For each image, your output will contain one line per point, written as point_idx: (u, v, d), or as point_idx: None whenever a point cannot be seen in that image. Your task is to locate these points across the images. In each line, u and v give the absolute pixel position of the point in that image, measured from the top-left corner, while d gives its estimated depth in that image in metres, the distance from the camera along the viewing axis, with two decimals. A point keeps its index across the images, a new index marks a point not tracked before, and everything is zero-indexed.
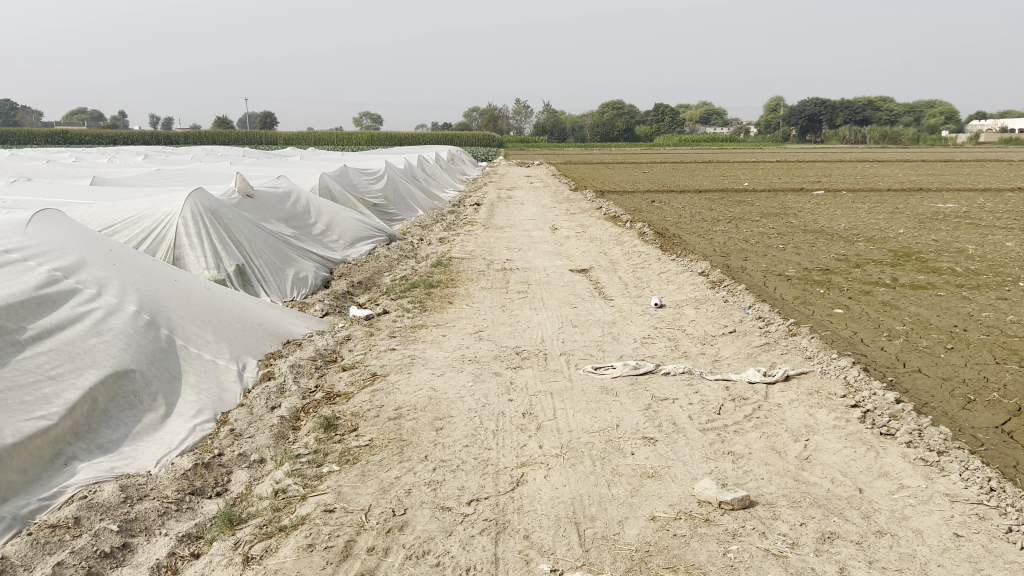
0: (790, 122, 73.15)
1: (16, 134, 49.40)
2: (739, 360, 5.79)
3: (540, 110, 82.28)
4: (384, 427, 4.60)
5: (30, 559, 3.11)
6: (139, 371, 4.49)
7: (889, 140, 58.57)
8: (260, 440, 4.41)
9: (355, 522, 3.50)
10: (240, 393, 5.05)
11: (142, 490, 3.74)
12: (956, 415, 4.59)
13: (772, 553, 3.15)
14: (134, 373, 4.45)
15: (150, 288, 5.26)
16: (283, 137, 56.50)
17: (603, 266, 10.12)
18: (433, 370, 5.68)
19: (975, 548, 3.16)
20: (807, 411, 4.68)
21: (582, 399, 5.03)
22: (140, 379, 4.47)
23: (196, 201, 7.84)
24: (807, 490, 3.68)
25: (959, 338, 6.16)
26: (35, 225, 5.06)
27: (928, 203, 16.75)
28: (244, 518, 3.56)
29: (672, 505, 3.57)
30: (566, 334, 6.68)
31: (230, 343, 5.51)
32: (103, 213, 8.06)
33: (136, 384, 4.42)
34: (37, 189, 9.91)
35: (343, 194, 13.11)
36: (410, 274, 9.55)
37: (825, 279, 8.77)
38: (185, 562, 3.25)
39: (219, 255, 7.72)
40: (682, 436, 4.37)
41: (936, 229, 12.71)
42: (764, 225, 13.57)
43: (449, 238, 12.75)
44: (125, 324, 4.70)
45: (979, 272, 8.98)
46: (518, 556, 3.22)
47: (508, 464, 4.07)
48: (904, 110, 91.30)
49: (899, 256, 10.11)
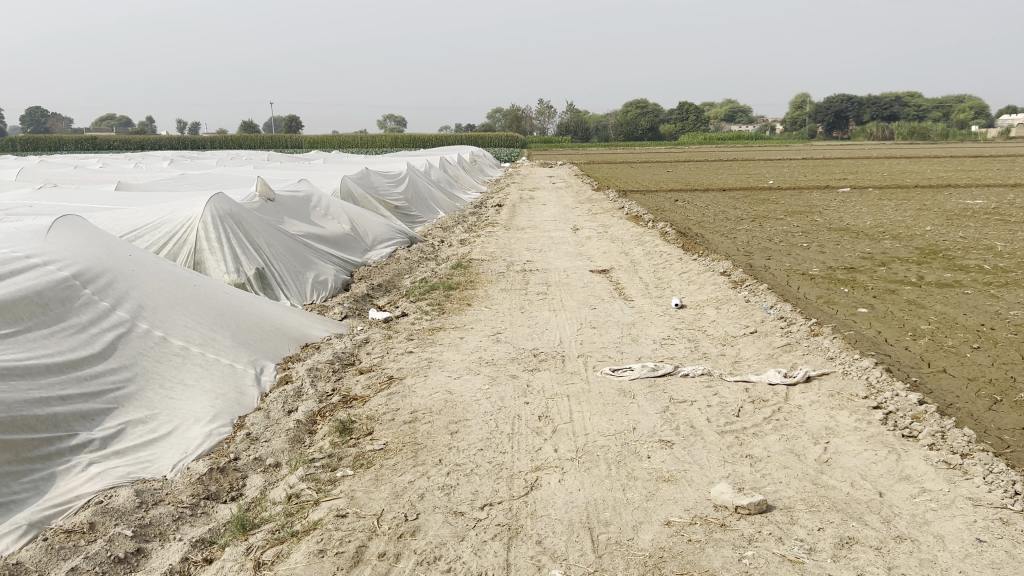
0: (817, 119, 71.94)
1: (47, 140, 50.74)
2: (760, 360, 5.70)
3: (563, 111, 82.23)
4: (399, 431, 4.61)
5: (45, 565, 3.19)
6: (147, 392, 4.53)
7: (918, 135, 57.35)
8: (276, 444, 4.46)
9: (366, 527, 3.50)
10: (257, 397, 5.10)
11: (157, 495, 3.80)
12: (983, 416, 4.45)
13: (789, 559, 3.08)
14: (141, 396, 4.48)
15: (166, 297, 5.31)
16: (308, 139, 57.25)
17: (623, 267, 10.02)
18: (450, 373, 5.68)
19: (999, 554, 3.04)
20: (829, 413, 4.58)
21: (599, 401, 4.99)
22: (149, 399, 4.50)
23: (216, 205, 7.98)
24: (825, 494, 3.59)
25: (986, 337, 5.99)
26: (58, 231, 5.17)
27: (958, 199, 16.33)
28: (257, 524, 3.60)
29: (687, 510, 3.51)
30: (584, 336, 6.65)
31: (246, 348, 5.54)
32: (126, 218, 8.21)
33: (145, 404, 4.45)
34: (65, 196, 10.12)
35: (365, 197, 13.22)
36: (430, 276, 9.58)
37: (849, 278, 8.59)
38: (198, 567, 3.30)
39: (239, 259, 7.84)
40: (700, 438, 4.30)
41: (966, 225, 12.42)
42: (788, 223, 13.40)
43: (471, 240, 12.77)
44: (133, 344, 4.75)
45: (1009, 269, 8.73)
46: (530, 561, 3.19)
47: (522, 468, 4.05)
48: (935, 105, 89.18)
49: (925, 254, 9.88)
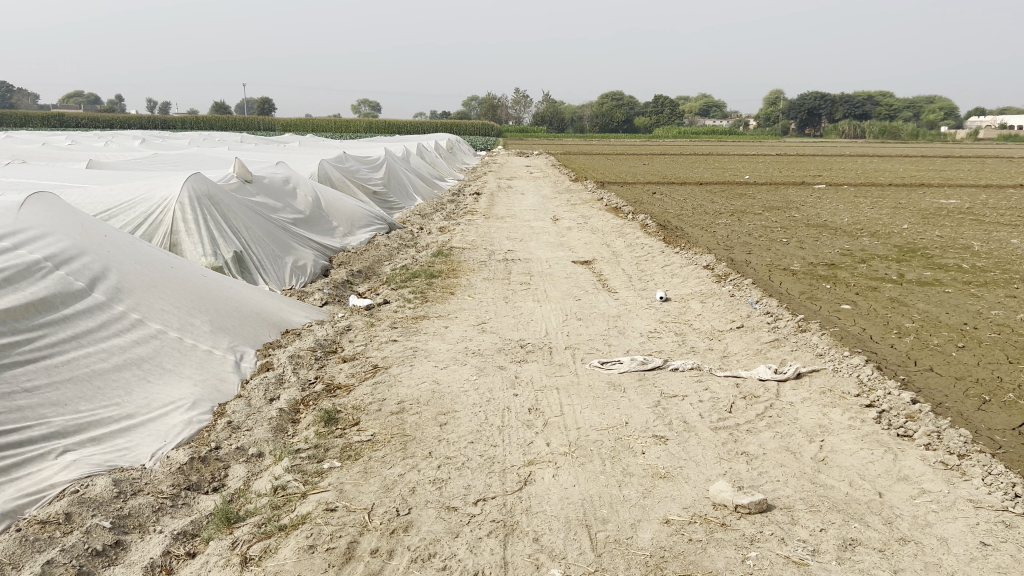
0: (790, 117, 72.41)
1: (9, 117, 48.94)
2: (748, 356, 5.68)
3: (540, 102, 82.10)
4: (387, 422, 4.47)
5: (18, 558, 3.00)
6: (123, 377, 4.31)
7: (889, 135, 58.62)
8: (258, 434, 4.28)
9: (358, 522, 3.37)
10: (238, 383, 4.92)
11: (136, 485, 3.62)
12: (972, 416, 4.48)
13: (793, 560, 3.04)
14: (118, 381, 4.27)
15: (144, 281, 5.08)
16: (280, 122, 56.03)
17: (605, 258, 9.95)
18: (436, 363, 5.54)
19: (1004, 558, 3.04)
20: (821, 410, 4.57)
21: (590, 395, 4.90)
22: (126, 383, 4.29)
23: (193, 186, 7.67)
24: (825, 494, 3.56)
25: (970, 336, 6.05)
26: (29, 208, 4.87)
27: (932, 199, 16.53)
28: (242, 516, 3.44)
29: (686, 508, 3.46)
30: (570, 327, 6.56)
31: (226, 333, 5.33)
32: (99, 197, 7.89)
33: (122, 389, 4.25)
34: (32, 172, 9.71)
35: (342, 181, 12.93)
36: (410, 263, 9.39)
37: (831, 274, 8.65)
38: (180, 562, 3.14)
39: (216, 241, 7.58)
40: (694, 435, 4.24)
41: (942, 225, 12.60)
42: (767, 218, 13.47)
43: (450, 227, 12.58)
44: (108, 327, 4.51)
45: (987, 269, 8.88)
46: (528, 560, 3.10)
47: (515, 463, 3.95)
48: (906, 105, 90.77)
49: (904, 252, 9.98)
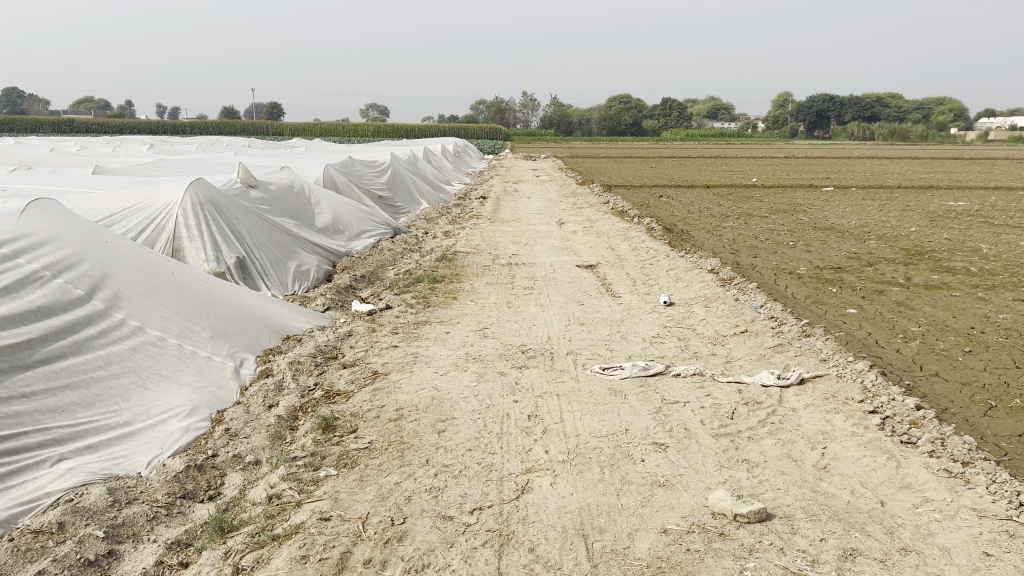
0: (798, 118, 72.04)
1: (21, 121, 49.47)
2: (752, 361, 5.63)
3: (547, 105, 82.38)
4: (385, 429, 4.45)
5: (11, 567, 2.99)
6: (120, 385, 4.30)
7: (898, 136, 58.25)
8: (256, 441, 4.27)
9: (351, 532, 3.35)
10: (237, 389, 4.90)
11: (131, 493, 3.61)
12: (978, 422, 4.40)
13: (792, 571, 2.99)
14: (116, 388, 4.26)
15: (143, 287, 5.08)
16: (289, 126, 56.38)
17: (610, 263, 9.88)
18: (435, 369, 5.51)
19: (1008, 569, 2.98)
20: (823, 417, 4.50)
21: (590, 401, 4.86)
22: (123, 390, 4.28)
23: (195, 191, 7.68)
24: (825, 503, 3.50)
25: (977, 341, 5.96)
26: (30, 215, 4.89)
27: (942, 200, 16.36)
28: (235, 525, 3.42)
29: (684, 517, 3.41)
30: (573, 333, 6.50)
31: (225, 339, 5.32)
32: (104, 203, 7.94)
33: (119, 396, 4.24)
34: (40, 178, 9.78)
35: (347, 186, 12.96)
36: (414, 268, 9.37)
37: (837, 278, 8.56)
38: (173, 571, 3.12)
39: (219, 246, 7.58)
40: (694, 442, 4.19)
41: (952, 227, 12.43)
42: (774, 221, 13.38)
43: (455, 232, 12.57)
44: (106, 335, 4.50)
45: (996, 272, 8.74)
46: (522, 570, 3.07)
47: (513, 471, 3.91)
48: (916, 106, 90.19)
49: (912, 255, 9.85)
